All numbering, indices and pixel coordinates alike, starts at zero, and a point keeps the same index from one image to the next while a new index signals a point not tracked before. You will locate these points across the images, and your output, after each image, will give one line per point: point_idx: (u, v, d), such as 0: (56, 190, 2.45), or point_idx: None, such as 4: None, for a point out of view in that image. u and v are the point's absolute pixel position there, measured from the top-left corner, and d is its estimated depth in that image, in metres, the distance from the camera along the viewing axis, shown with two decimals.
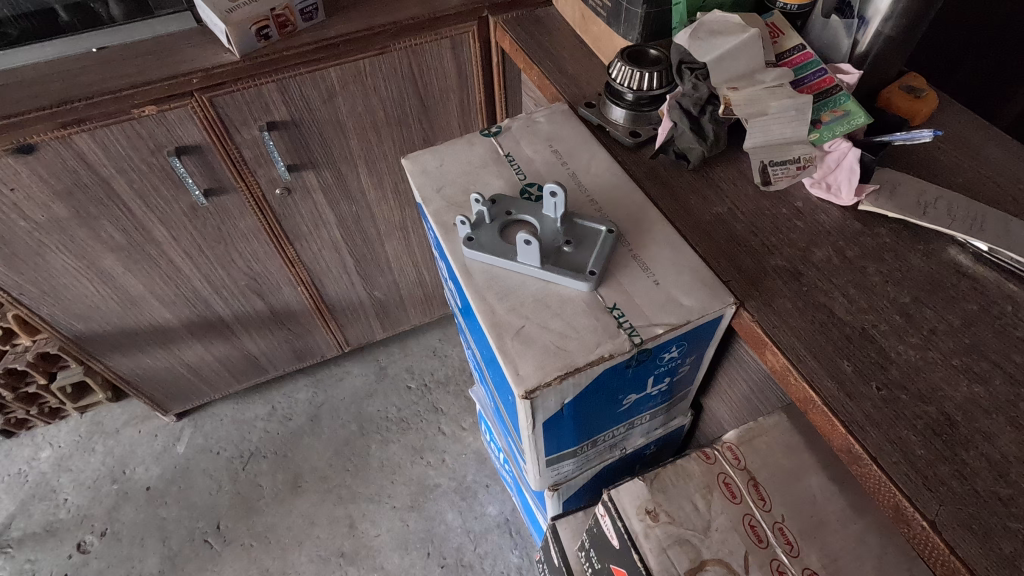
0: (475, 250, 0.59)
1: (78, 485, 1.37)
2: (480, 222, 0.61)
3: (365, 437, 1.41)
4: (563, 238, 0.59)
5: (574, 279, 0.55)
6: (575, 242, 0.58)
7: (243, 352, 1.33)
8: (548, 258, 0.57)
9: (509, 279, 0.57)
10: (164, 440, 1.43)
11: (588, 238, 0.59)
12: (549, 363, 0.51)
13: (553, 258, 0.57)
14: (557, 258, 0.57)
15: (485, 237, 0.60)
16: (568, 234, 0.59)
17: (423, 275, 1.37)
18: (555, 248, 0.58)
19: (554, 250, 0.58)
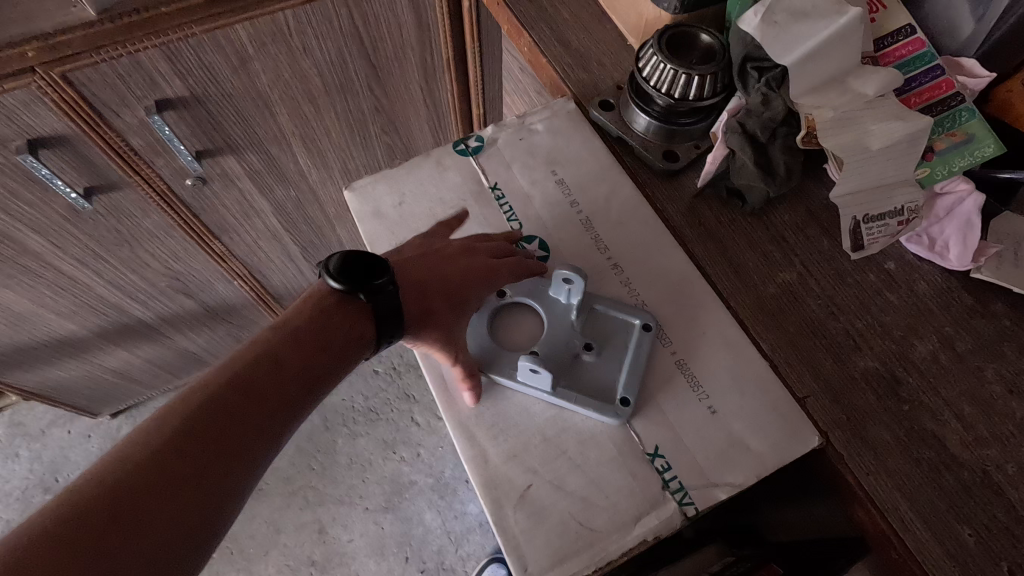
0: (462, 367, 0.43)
1: (6, 498, 1.22)
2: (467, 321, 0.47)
3: (330, 431, 1.28)
4: (583, 344, 0.43)
5: (601, 412, 0.40)
6: (598, 347, 0.43)
7: (178, 350, 1.14)
8: (563, 374, 0.42)
9: (508, 405, 0.41)
10: (100, 441, 1.27)
11: (614, 338, 0.43)
12: (570, 552, 0.36)
13: (568, 375, 0.42)
14: (574, 373, 0.42)
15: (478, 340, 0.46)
16: (587, 333, 0.44)
17: None
18: (570, 356, 0.43)
19: (568, 361, 0.43)
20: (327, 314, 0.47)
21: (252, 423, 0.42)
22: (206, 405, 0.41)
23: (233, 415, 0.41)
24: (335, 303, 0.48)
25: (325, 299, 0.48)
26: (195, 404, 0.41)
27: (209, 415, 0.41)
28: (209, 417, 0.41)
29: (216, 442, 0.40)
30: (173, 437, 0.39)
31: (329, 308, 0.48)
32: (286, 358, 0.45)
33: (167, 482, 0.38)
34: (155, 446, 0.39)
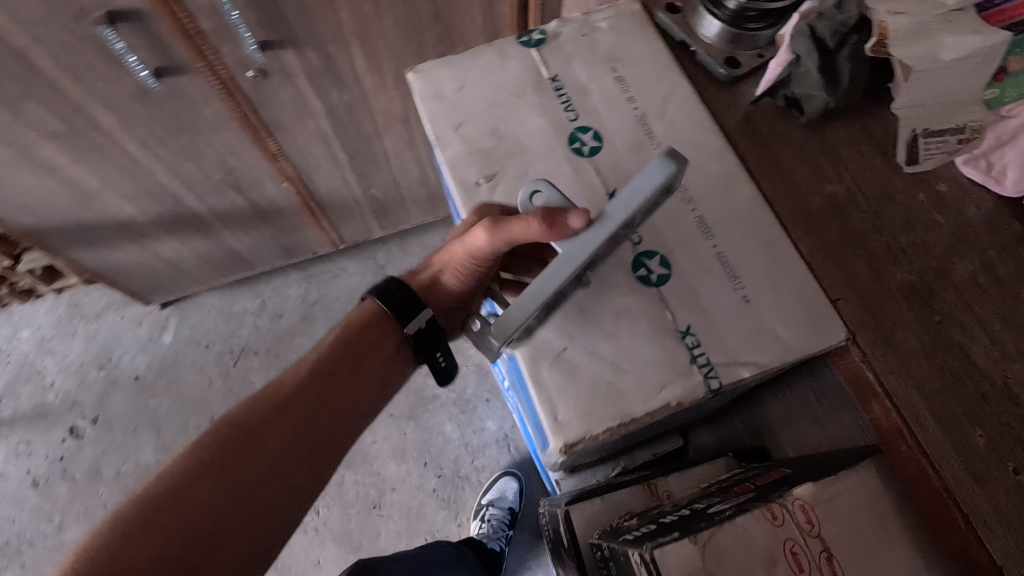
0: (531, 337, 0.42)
1: (65, 370, 1.32)
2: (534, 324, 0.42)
3: None
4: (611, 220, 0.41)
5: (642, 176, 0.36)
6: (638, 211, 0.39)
7: (226, 247, 1.20)
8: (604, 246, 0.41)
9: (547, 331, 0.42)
10: (149, 328, 1.36)
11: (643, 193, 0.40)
12: (596, 408, 0.39)
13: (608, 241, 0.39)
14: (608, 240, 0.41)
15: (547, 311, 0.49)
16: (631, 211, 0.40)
17: (428, 172, 1.18)
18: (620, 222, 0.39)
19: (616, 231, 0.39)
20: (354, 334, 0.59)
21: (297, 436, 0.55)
22: (258, 419, 0.55)
23: (278, 428, 0.55)
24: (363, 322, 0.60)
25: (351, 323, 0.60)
26: (250, 421, 0.54)
27: (261, 428, 0.54)
28: (261, 429, 0.54)
29: (269, 448, 0.54)
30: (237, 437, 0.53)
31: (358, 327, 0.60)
32: (320, 381, 0.57)
33: (231, 479, 0.51)
34: (217, 451, 0.52)
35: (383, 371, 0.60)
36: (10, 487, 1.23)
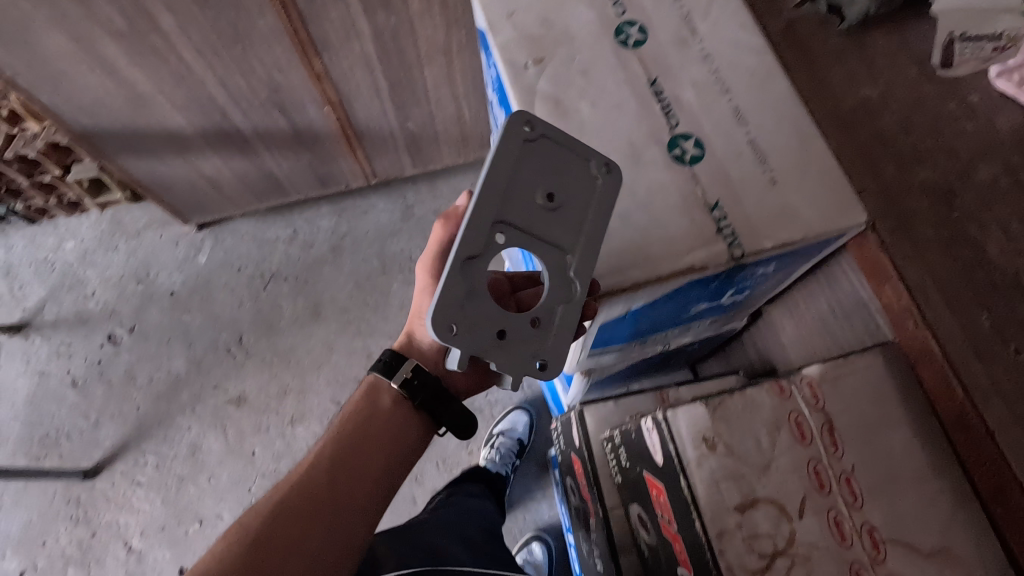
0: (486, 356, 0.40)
1: (105, 281, 1.39)
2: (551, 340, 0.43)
3: (387, 275, 1.38)
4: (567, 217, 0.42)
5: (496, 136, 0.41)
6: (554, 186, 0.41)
7: (264, 171, 1.24)
8: (532, 227, 0.41)
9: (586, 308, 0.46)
10: (185, 248, 1.41)
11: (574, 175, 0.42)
12: (626, 267, 0.43)
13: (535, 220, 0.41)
14: (553, 229, 0.42)
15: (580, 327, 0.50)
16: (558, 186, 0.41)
17: (463, 109, 1.21)
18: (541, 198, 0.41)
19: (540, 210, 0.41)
20: (360, 403, 0.60)
21: (320, 502, 0.53)
22: (289, 503, 0.53)
23: (303, 501, 0.53)
24: (368, 389, 0.61)
25: (360, 392, 0.61)
26: (277, 496, 0.54)
27: (289, 499, 0.53)
28: (292, 513, 0.53)
29: (296, 518, 0.52)
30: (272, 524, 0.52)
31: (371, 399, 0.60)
32: (340, 448, 0.57)
33: (265, 555, 0.51)
34: (254, 526, 0.52)
35: (398, 431, 0.59)
36: (51, 384, 1.31)
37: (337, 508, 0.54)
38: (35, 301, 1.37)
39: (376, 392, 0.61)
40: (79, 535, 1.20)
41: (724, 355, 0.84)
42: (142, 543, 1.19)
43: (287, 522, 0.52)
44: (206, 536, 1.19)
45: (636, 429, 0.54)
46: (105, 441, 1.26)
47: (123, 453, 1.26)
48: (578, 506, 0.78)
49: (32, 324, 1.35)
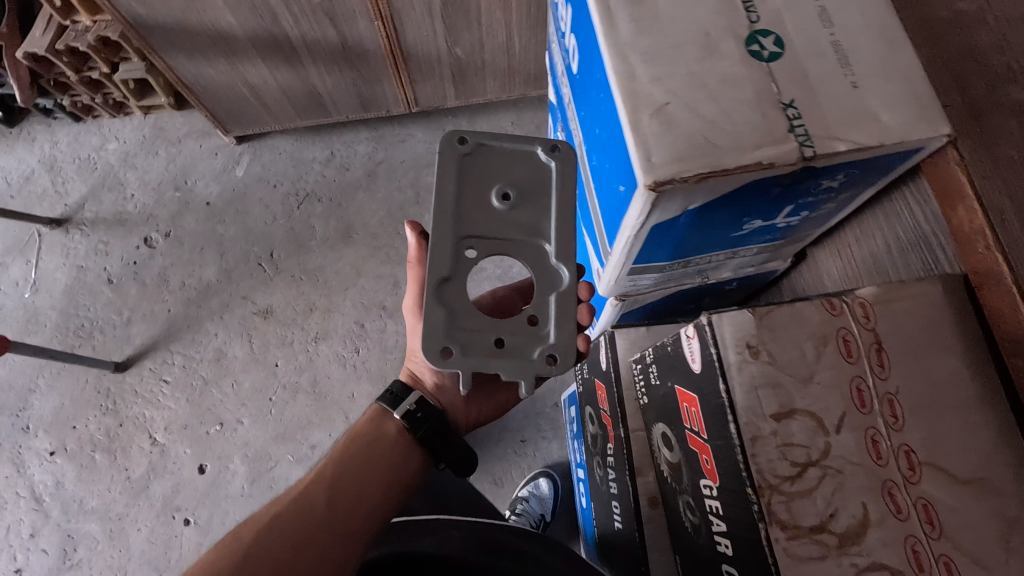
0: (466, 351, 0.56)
1: (144, 186, 1.41)
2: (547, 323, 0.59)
3: (419, 205, 1.38)
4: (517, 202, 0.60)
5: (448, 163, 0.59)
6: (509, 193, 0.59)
7: (308, 85, 1.23)
8: (499, 230, 0.59)
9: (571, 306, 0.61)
10: (224, 160, 1.42)
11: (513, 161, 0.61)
12: (689, 156, 0.41)
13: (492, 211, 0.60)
14: (516, 223, 0.60)
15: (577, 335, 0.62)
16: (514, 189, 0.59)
17: (514, 39, 1.18)
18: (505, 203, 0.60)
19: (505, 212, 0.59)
20: (364, 431, 0.67)
21: (316, 520, 0.59)
22: (288, 514, 0.60)
23: (300, 514, 0.60)
24: (373, 415, 0.69)
25: (365, 418, 0.69)
26: (279, 507, 0.61)
27: (290, 510, 0.60)
28: (288, 523, 0.59)
29: (294, 529, 0.59)
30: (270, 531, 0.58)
31: (377, 428, 0.67)
32: (341, 465, 0.64)
33: (259, 562, 0.56)
34: (254, 532, 0.59)
35: (394, 459, 0.65)
36: (87, 279, 1.34)
37: (330, 528, 0.59)
38: (77, 199, 1.40)
39: (378, 418, 0.68)
40: (107, 423, 1.24)
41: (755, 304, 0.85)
42: (165, 438, 1.23)
43: (283, 531, 0.58)
44: (226, 437, 1.23)
45: (672, 342, 0.53)
46: (136, 338, 1.30)
47: (152, 351, 1.29)
48: (595, 435, 0.79)
49: (73, 220, 1.38)
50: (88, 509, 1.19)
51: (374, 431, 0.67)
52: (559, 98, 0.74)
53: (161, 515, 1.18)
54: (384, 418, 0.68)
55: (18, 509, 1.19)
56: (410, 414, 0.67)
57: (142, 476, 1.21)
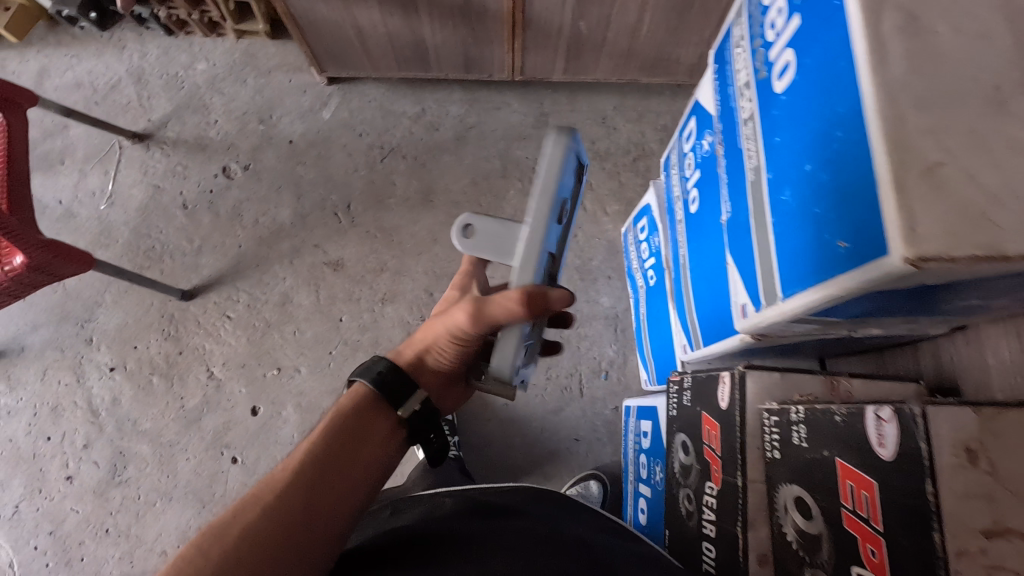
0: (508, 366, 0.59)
1: (228, 113, 1.36)
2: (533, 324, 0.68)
3: (506, 179, 1.33)
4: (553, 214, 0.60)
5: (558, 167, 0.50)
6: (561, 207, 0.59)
7: (416, 37, 1.17)
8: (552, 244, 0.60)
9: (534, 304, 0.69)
10: (312, 99, 1.37)
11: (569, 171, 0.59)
12: (964, 232, 0.35)
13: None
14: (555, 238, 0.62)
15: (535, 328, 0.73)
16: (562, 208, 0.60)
17: (644, 21, 1.09)
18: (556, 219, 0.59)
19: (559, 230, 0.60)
20: (349, 413, 0.66)
21: (304, 508, 0.58)
22: (271, 510, 0.58)
23: (284, 506, 0.58)
24: (359, 405, 0.66)
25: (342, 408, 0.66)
26: (251, 514, 0.57)
27: (273, 521, 0.57)
28: (274, 516, 0.57)
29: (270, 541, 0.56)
30: (258, 531, 0.56)
31: (357, 410, 0.66)
32: (321, 454, 0.63)
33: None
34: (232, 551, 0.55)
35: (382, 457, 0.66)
36: (162, 201, 1.32)
37: (316, 518, 0.59)
38: (160, 115, 1.37)
39: (368, 411, 0.67)
40: (167, 349, 1.24)
41: (874, 357, 0.80)
42: (222, 373, 1.23)
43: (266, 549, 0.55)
44: (282, 383, 1.22)
45: (845, 415, 0.48)
46: (204, 269, 1.28)
47: (218, 285, 1.27)
48: (689, 467, 0.76)
49: (154, 137, 1.35)
50: (141, 431, 1.20)
51: (352, 418, 0.66)
52: (724, 104, 0.67)
53: (211, 449, 1.19)
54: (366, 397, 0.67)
55: (74, 418, 1.21)
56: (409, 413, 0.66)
57: (195, 407, 1.21)
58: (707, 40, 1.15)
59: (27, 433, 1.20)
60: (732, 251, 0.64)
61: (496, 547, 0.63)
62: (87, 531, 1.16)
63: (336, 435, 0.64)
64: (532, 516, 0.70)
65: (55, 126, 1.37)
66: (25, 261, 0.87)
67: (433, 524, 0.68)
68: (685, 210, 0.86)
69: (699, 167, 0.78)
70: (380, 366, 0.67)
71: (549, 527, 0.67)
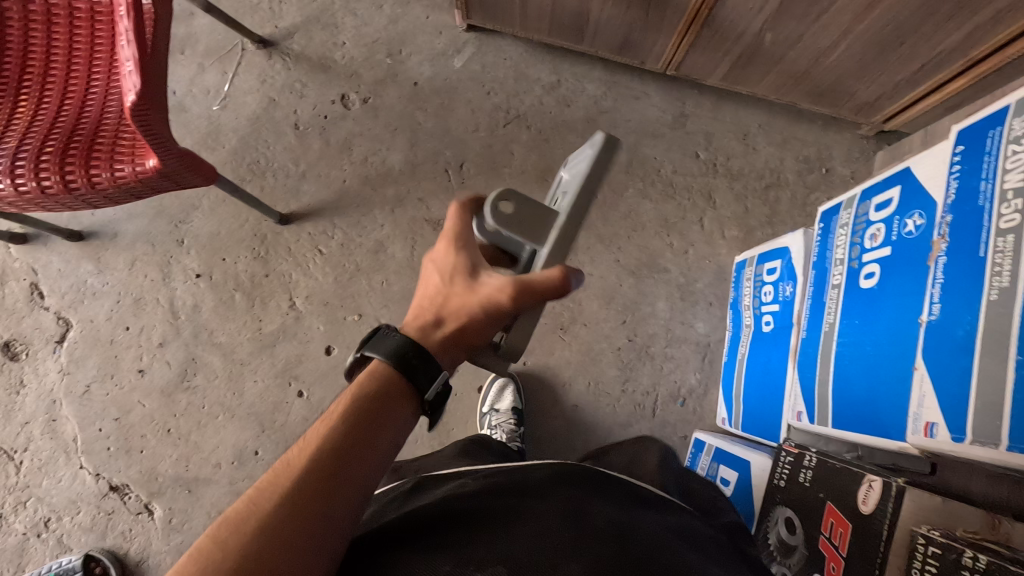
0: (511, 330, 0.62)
1: (358, 37, 1.29)
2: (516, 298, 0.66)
3: (628, 175, 1.26)
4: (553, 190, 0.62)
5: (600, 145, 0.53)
6: None
7: (583, 6, 1.08)
8: None
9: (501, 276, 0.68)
10: (446, 43, 1.29)
11: None
12: None
13: None
14: None
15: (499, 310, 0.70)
16: None
17: (837, 48, 0.99)
18: None
19: None
20: (365, 394, 0.55)
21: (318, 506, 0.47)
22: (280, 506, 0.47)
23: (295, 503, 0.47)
24: (374, 385, 0.56)
25: (361, 391, 0.55)
26: (259, 516, 0.46)
27: (296, 506, 0.47)
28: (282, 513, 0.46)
29: (312, 524, 0.46)
30: (267, 530, 0.45)
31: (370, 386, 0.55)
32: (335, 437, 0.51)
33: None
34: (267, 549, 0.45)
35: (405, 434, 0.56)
36: (275, 115, 1.27)
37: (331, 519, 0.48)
38: (288, 25, 1.30)
39: (388, 392, 0.56)
40: (255, 269, 1.23)
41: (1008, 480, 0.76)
42: (304, 306, 1.21)
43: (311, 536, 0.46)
44: (361, 330, 1.20)
45: None
46: (304, 196, 1.24)
47: (315, 216, 1.24)
48: (792, 547, 0.74)
49: (279, 46, 1.29)
50: (216, 343, 1.21)
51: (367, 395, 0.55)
52: (963, 198, 0.60)
53: (279, 377, 1.19)
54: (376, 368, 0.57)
55: (154, 314, 1.21)
56: (433, 403, 0.58)
57: (272, 332, 1.21)
58: (894, 82, 1.05)
59: (107, 318, 1.21)
60: (927, 361, 0.60)
61: (529, 530, 0.53)
62: (150, 427, 1.18)
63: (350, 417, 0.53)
64: (563, 495, 0.59)
65: (181, 12, 1.31)
66: (157, 166, 0.84)
67: (452, 503, 0.59)
68: (848, 279, 0.80)
69: (890, 245, 0.72)
70: (409, 352, 0.57)
71: (581, 510, 0.57)
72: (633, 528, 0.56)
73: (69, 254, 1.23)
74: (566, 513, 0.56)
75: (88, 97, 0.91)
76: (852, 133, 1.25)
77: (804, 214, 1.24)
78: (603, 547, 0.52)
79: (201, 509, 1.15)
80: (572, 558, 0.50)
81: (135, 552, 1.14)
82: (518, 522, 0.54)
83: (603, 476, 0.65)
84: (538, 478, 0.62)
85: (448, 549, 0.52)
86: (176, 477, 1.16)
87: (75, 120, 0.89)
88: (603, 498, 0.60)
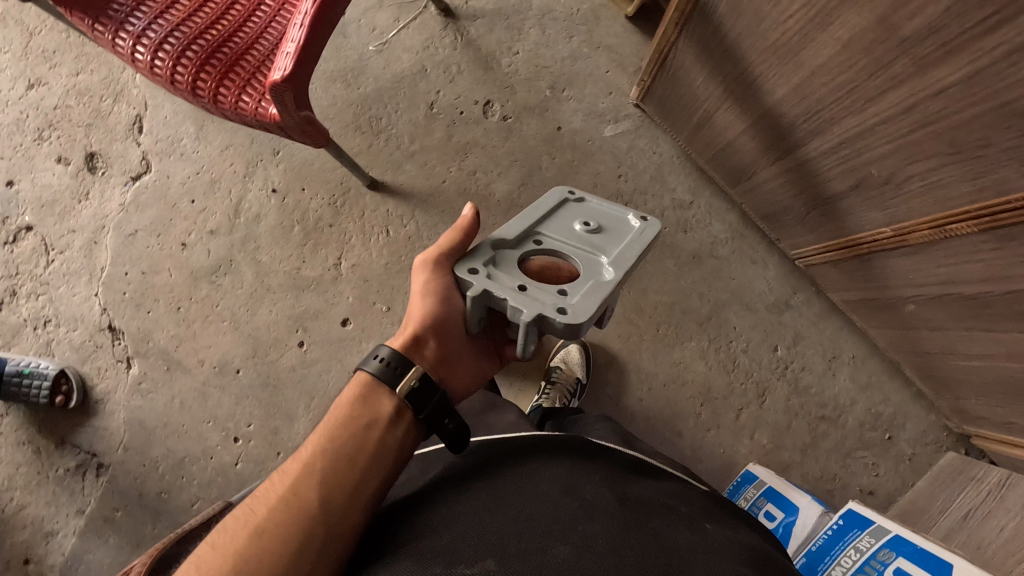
0: (495, 276, 0.64)
1: (532, 56, 1.27)
2: (568, 291, 0.62)
3: (700, 328, 1.18)
4: (596, 232, 0.71)
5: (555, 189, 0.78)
6: (594, 227, 0.72)
7: (751, 165, 0.99)
8: (570, 239, 0.71)
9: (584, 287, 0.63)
10: (609, 106, 1.24)
11: (618, 227, 0.72)
12: None
13: (575, 236, 0.71)
14: (587, 242, 0.70)
15: (583, 312, 0.59)
16: (597, 232, 0.72)
17: (970, 359, 0.89)
18: (586, 236, 0.71)
19: (584, 236, 0.71)
20: (355, 403, 0.60)
21: (309, 503, 0.52)
22: (277, 509, 0.51)
23: (291, 503, 0.52)
24: (357, 394, 0.60)
25: (351, 399, 0.60)
26: (262, 516, 0.51)
27: (285, 508, 0.51)
28: (278, 514, 0.51)
29: (308, 528, 0.50)
30: (263, 529, 0.50)
31: (362, 396, 0.60)
32: (325, 442, 0.56)
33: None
34: (269, 560, 0.49)
35: (397, 443, 0.59)
36: (419, 86, 1.25)
37: (320, 516, 0.51)
38: (478, 7, 1.30)
39: (374, 399, 0.60)
40: (324, 213, 1.24)
41: None
42: (347, 271, 1.21)
43: (309, 546, 0.50)
44: (382, 321, 1.18)
45: None
46: (402, 174, 1.23)
47: (401, 197, 1.22)
48: None
49: (459, 22, 1.29)
50: (257, 259, 1.23)
51: (360, 403, 0.60)
52: None
53: (292, 320, 1.20)
54: (366, 377, 0.62)
55: (221, 202, 1.26)
56: (416, 393, 0.60)
57: (308, 279, 1.22)
58: (1008, 419, 0.95)
59: (183, 182, 1.27)
60: None
61: (517, 493, 0.51)
62: (167, 296, 1.23)
63: (341, 424, 0.58)
64: (549, 465, 0.55)
65: None
66: (276, 119, 0.82)
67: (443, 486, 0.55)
68: None
69: None
70: (391, 357, 0.62)
71: (571, 482, 0.53)
72: (629, 497, 0.52)
73: (182, 109, 1.32)
74: (555, 485, 0.52)
75: (256, 14, 0.91)
76: (937, 419, 1.14)
77: (842, 464, 1.11)
78: (594, 523, 0.48)
79: (168, 391, 1.19)
80: (561, 541, 0.46)
81: (100, 391, 1.20)
82: (506, 506, 0.50)
83: (595, 445, 0.60)
84: (523, 448, 0.58)
85: (437, 555, 0.46)
86: (164, 351, 1.21)
87: (234, 30, 0.88)
88: (594, 465, 0.56)
